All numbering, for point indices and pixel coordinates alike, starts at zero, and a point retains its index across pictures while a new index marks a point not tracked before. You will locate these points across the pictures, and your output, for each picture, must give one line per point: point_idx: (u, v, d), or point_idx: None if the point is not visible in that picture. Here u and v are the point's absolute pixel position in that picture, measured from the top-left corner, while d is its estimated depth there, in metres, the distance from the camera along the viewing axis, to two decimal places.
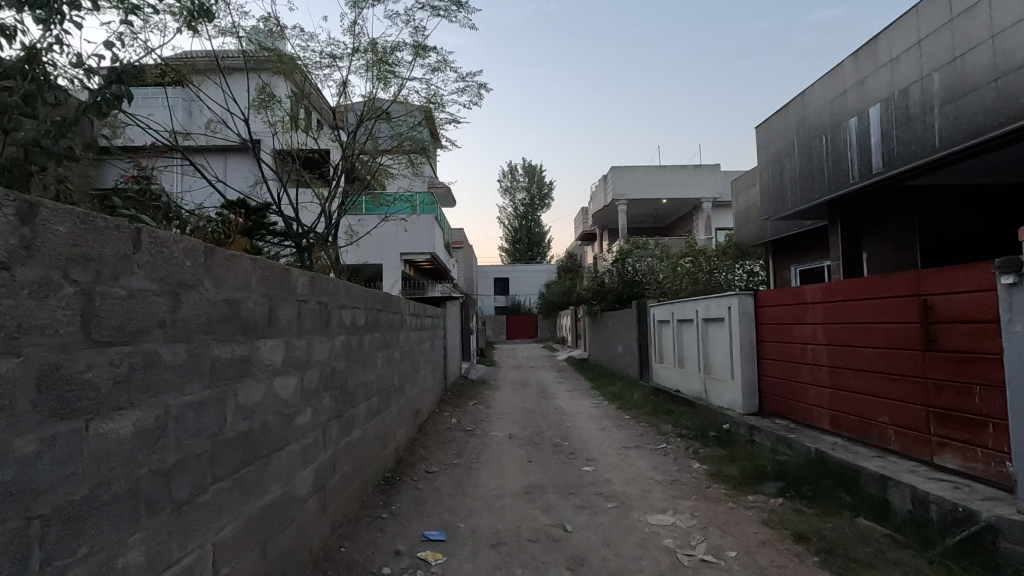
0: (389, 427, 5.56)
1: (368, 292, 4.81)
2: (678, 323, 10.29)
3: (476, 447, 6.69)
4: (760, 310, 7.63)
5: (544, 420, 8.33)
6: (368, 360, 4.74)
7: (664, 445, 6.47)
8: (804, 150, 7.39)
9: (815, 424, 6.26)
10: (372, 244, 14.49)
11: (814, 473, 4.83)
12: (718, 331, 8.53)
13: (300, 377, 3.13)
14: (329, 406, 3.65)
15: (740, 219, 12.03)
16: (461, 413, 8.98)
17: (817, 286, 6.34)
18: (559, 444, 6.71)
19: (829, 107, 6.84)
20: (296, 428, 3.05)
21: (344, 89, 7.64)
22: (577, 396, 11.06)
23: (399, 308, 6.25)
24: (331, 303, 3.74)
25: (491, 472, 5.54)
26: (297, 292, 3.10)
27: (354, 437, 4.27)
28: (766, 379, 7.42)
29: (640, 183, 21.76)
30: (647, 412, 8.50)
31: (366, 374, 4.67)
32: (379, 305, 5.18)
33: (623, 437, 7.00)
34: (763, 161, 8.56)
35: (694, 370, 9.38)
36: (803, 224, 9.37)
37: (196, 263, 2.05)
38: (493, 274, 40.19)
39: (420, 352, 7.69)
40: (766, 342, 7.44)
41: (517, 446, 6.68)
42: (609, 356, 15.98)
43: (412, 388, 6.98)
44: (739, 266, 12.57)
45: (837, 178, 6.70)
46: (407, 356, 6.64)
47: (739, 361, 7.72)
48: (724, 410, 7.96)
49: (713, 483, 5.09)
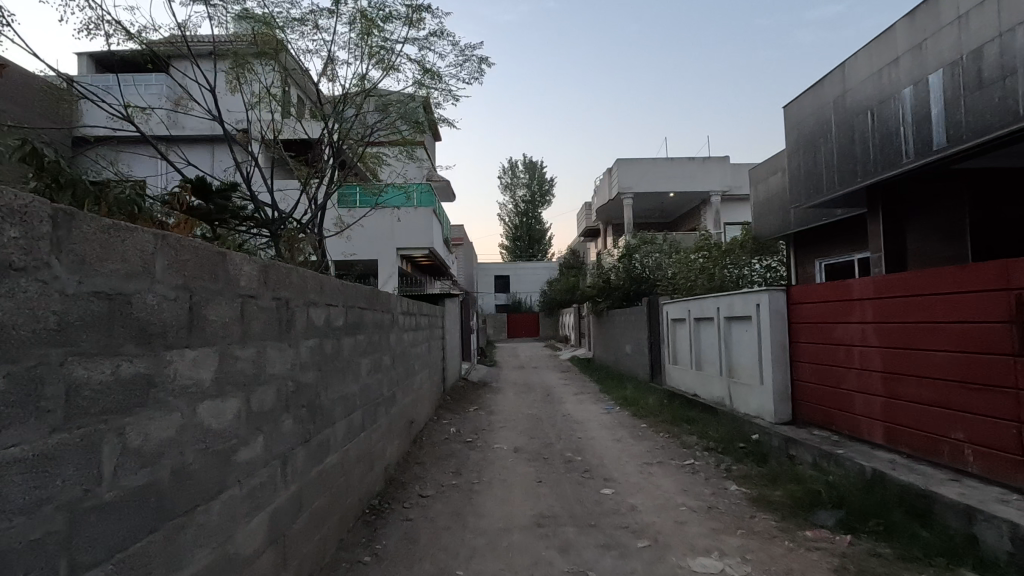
0: (376, 444, 4.79)
1: (350, 286, 4.05)
2: (696, 322, 9.50)
3: (477, 463, 5.93)
4: (793, 307, 6.86)
5: (552, 429, 7.56)
6: (348, 368, 3.96)
7: (692, 461, 5.70)
8: (844, 128, 6.62)
9: (863, 437, 5.51)
10: (368, 240, 13.73)
11: (878, 500, 4.06)
12: (743, 331, 7.75)
13: (245, 398, 2.35)
14: (292, 431, 2.88)
15: (760, 209, 11.20)
16: (460, 421, 8.20)
17: (866, 280, 5.57)
18: (571, 459, 5.94)
19: (878, 77, 6.07)
20: (238, 467, 2.28)
21: (330, 64, 6.84)
22: (585, 400, 10.27)
23: (390, 306, 5.48)
24: (297, 300, 2.96)
25: (495, 496, 4.77)
26: (241, 283, 2.33)
27: (330, 464, 3.50)
28: (802, 384, 6.64)
29: (646, 176, 20.98)
30: (665, 421, 7.73)
31: (346, 386, 3.90)
32: (362, 302, 4.40)
33: (643, 451, 6.24)
34: (793, 144, 7.78)
35: (715, 374, 8.61)
36: (834, 214, 8.60)
37: (31, 235, 1.30)
38: (493, 271, 39.34)
39: (415, 355, 6.92)
40: (801, 343, 6.67)
41: (524, 461, 5.91)
42: (617, 356, 15.18)
43: (405, 396, 6.21)
44: (756, 261, 11.82)
45: (885, 157, 5.93)
46: (399, 360, 5.87)
47: (769, 364, 6.95)
48: (751, 418, 7.20)
49: (757, 512, 4.32)
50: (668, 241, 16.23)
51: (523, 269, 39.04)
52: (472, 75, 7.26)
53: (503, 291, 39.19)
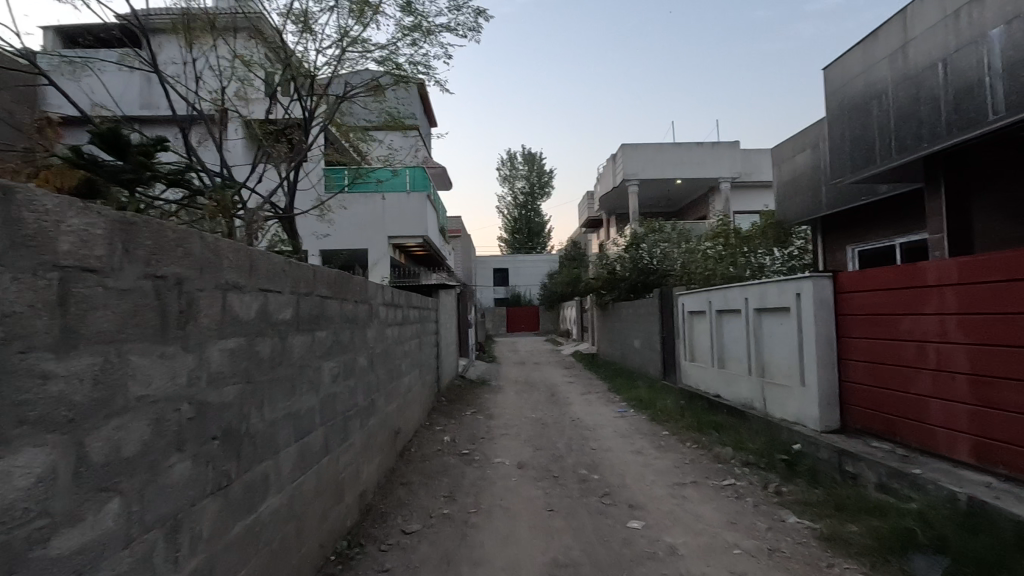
0: (348, 468, 3.83)
1: (304, 267, 3.07)
2: (719, 314, 8.55)
3: (474, 482, 4.98)
4: (841, 297, 5.90)
5: (561, 437, 6.62)
6: (300, 377, 2.98)
7: (733, 482, 4.73)
8: (906, 86, 5.65)
9: (941, 452, 4.56)
10: (352, 226, 12.77)
11: (996, 545, 3.12)
12: (777, 324, 6.80)
13: (76, 442, 1.39)
14: (190, 480, 1.89)
15: (784, 191, 10.24)
16: (455, 428, 7.27)
17: (943, 262, 4.60)
18: (587, 479, 4.97)
19: (954, 21, 5.08)
20: (57, 566, 1.31)
21: (303, 16, 5.82)
22: (594, 401, 9.31)
23: (367, 295, 4.51)
24: (198, 281, 1.97)
25: (497, 533, 3.82)
26: (56, 246, 1.35)
27: (269, 511, 2.51)
28: (853, 387, 5.69)
29: (652, 161, 20.01)
30: (689, 427, 6.80)
31: (296, 401, 2.91)
32: (324, 288, 3.41)
33: (671, 467, 5.26)
34: (835, 110, 6.80)
35: (742, 373, 7.66)
36: (876, 193, 7.65)
37: None
38: (493, 264, 38.32)
39: (402, 354, 5.96)
40: (851, 338, 5.72)
41: (531, 481, 4.97)
42: (624, 351, 14.24)
43: (389, 403, 5.26)
44: (779, 248, 10.89)
45: (964, 115, 4.96)
46: (380, 361, 4.91)
47: (812, 363, 6.00)
48: (789, 425, 6.26)
49: (834, 558, 3.37)
50: (677, 229, 15.26)
51: (523, 262, 38.06)
52: (468, 27, 6.25)
53: (502, 284, 38.21)
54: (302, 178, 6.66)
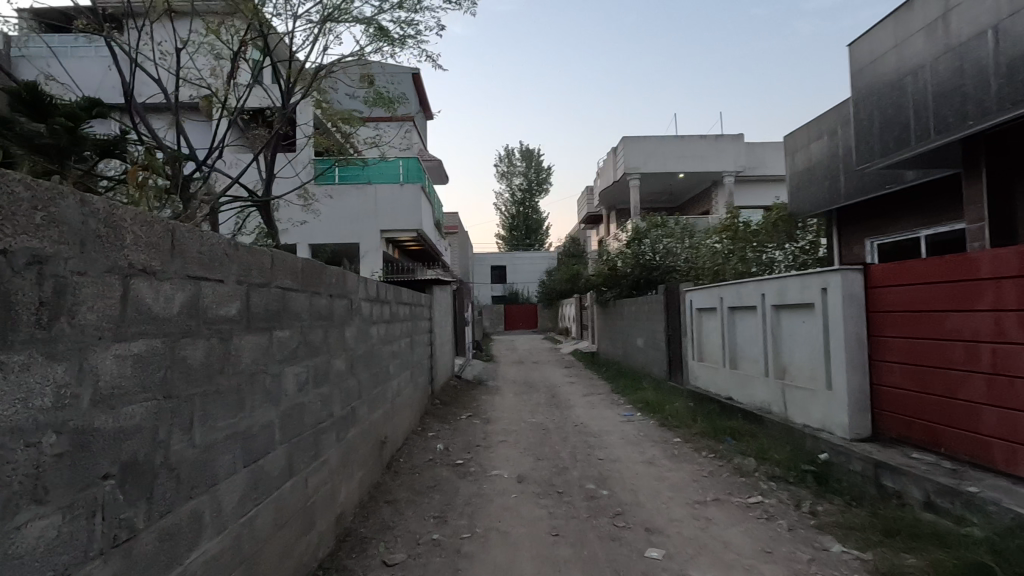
0: (321, 489, 3.29)
1: (259, 252, 2.52)
2: (731, 311, 8.02)
3: (468, 499, 4.44)
4: (873, 293, 5.36)
5: (564, 444, 6.09)
6: (252, 385, 2.42)
7: (761, 500, 4.19)
8: (949, 57, 5.10)
9: (997, 466, 4.02)
10: (340, 218, 12.22)
11: None
12: (799, 322, 6.27)
13: None
14: (58, 542, 1.34)
15: (797, 181, 9.71)
16: (450, 434, 6.73)
17: (1001, 252, 4.06)
18: (596, 496, 4.43)
19: None
20: None
21: None
22: (597, 404, 8.77)
23: (347, 289, 3.96)
24: (76, 261, 1.41)
25: (494, 565, 3.27)
26: None
27: (201, 562, 1.96)
28: (887, 391, 5.15)
29: (653, 155, 19.48)
30: (702, 434, 6.27)
31: (246, 416, 2.35)
32: (288, 278, 2.85)
33: (688, 481, 4.73)
34: (864, 88, 6.26)
35: (758, 374, 7.15)
36: (902, 181, 7.14)
37: None
38: (490, 261, 37.71)
39: (389, 355, 5.41)
40: (884, 338, 5.21)
41: (532, 497, 4.43)
42: (627, 350, 13.72)
43: (374, 410, 4.72)
44: (790, 242, 10.37)
45: (1020, 87, 4.42)
46: (363, 363, 4.35)
47: (839, 365, 5.47)
48: (813, 432, 5.74)
49: None
50: (681, 224, 14.73)
51: (521, 259, 37.47)
52: None
53: (501, 281, 37.60)
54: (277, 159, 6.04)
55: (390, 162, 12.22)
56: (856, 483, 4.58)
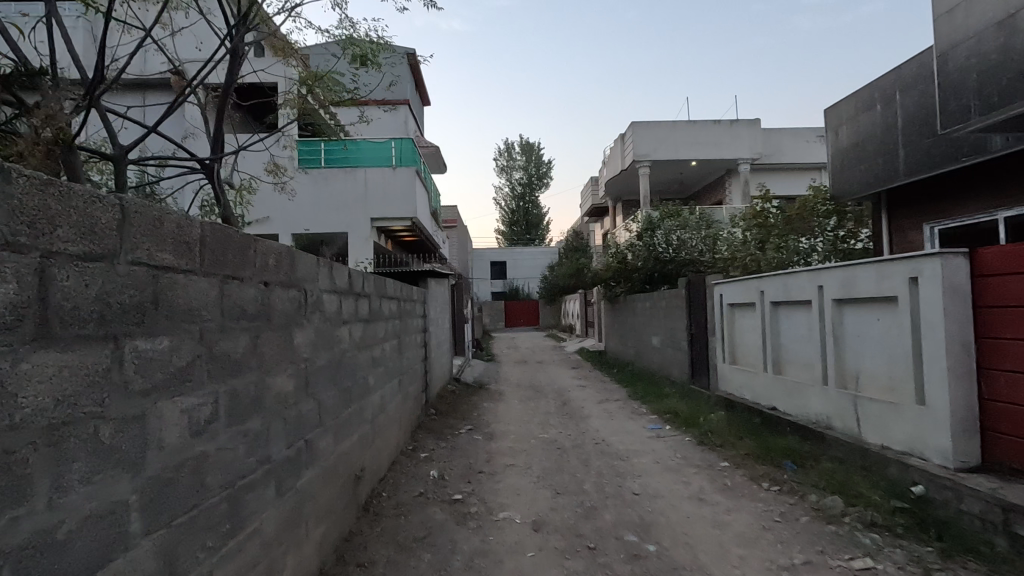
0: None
1: (80, 197, 1.37)
2: (774, 307, 6.88)
3: (469, 559, 3.29)
4: (981, 282, 4.19)
5: (587, 469, 4.95)
6: (55, 448, 1.26)
7: (871, 566, 3.06)
8: None
9: None
10: (325, 204, 11.05)
11: None
12: (874, 320, 5.10)
13: None
14: None
15: (841, 159, 8.53)
16: (446, 454, 5.58)
17: None
18: (640, 555, 3.29)
19: None
20: None
21: None
22: (617, 414, 7.64)
23: (297, 274, 2.80)
24: None
25: None
26: None
27: None
28: (999, 407, 4.01)
29: (663, 142, 18.29)
30: (755, 458, 5.14)
31: (35, 509, 1.20)
32: (168, 250, 1.69)
33: (760, 532, 3.57)
34: (956, 31, 5.11)
35: (812, 382, 6.01)
36: (987, 156, 5.95)
37: None
38: (489, 257, 36.54)
39: (367, 362, 4.25)
40: (997, 340, 4.04)
41: (555, 557, 3.28)
42: (640, 349, 12.57)
43: (344, 437, 3.57)
44: (832, 230, 9.14)
45: None
46: (324, 378, 3.19)
47: (936, 374, 4.31)
48: (898, 457, 4.58)
49: None
50: (698, 213, 13.47)
51: (522, 253, 36.30)
52: None
53: (502, 278, 36.42)
54: (227, 105, 4.66)
55: (381, 144, 11.10)
56: (971, 529, 3.36)
